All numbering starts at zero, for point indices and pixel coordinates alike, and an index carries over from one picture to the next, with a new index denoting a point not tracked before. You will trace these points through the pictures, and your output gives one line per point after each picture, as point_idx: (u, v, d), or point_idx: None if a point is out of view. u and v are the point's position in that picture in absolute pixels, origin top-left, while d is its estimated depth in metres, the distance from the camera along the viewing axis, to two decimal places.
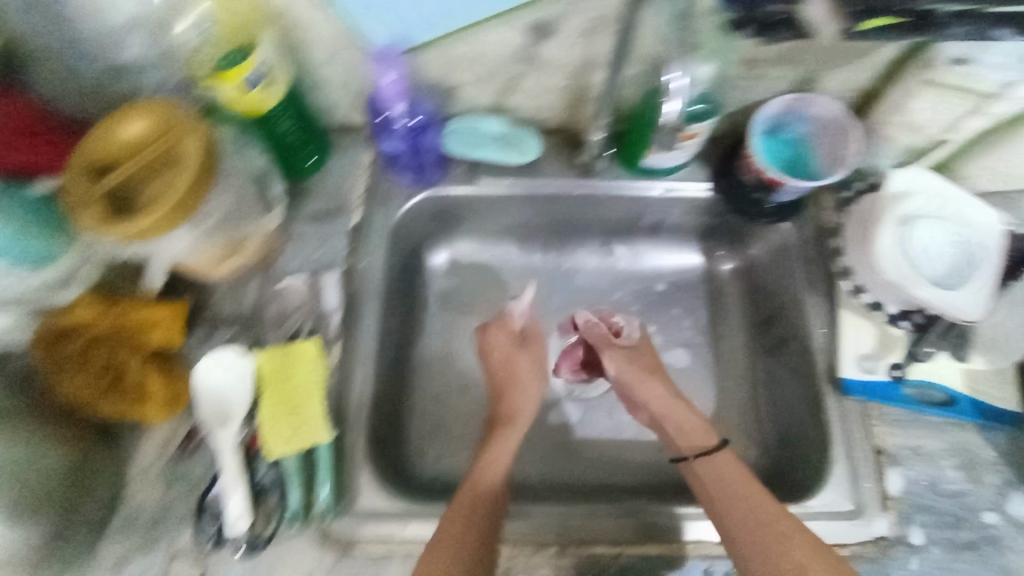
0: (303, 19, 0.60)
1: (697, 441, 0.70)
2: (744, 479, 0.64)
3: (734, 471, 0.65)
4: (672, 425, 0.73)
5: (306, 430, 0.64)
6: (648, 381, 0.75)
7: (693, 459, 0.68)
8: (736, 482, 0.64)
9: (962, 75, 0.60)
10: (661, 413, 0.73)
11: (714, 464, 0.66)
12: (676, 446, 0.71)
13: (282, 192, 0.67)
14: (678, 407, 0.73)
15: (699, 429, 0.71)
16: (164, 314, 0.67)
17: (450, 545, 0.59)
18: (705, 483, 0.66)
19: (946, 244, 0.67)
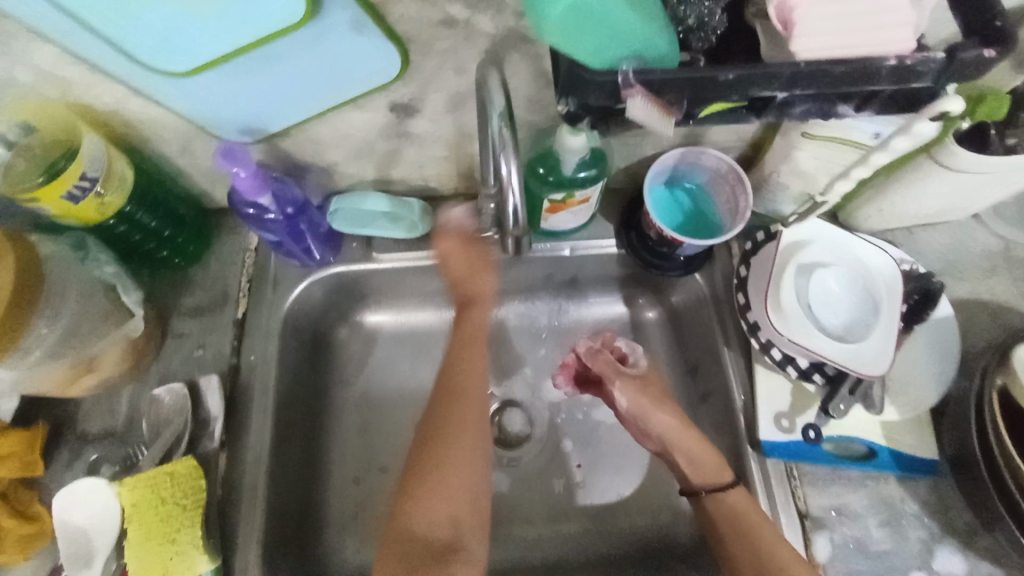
0: (143, 115, 0.57)
1: (704, 476, 0.65)
2: (754, 513, 0.61)
3: (739, 506, 0.62)
4: (683, 457, 0.67)
5: (180, 561, 0.58)
6: (661, 413, 0.68)
7: (704, 493, 0.64)
8: (741, 518, 0.61)
9: (839, 130, 0.57)
10: (675, 444, 0.67)
11: (728, 503, 0.62)
12: (687, 478, 0.67)
13: (138, 299, 0.62)
14: (693, 437, 0.67)
15: (708, 462, 0.66)
16: (12, 443, 0.60)
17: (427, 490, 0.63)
18: (714, 521, 0.63)
19: (845, 293, 0.67)
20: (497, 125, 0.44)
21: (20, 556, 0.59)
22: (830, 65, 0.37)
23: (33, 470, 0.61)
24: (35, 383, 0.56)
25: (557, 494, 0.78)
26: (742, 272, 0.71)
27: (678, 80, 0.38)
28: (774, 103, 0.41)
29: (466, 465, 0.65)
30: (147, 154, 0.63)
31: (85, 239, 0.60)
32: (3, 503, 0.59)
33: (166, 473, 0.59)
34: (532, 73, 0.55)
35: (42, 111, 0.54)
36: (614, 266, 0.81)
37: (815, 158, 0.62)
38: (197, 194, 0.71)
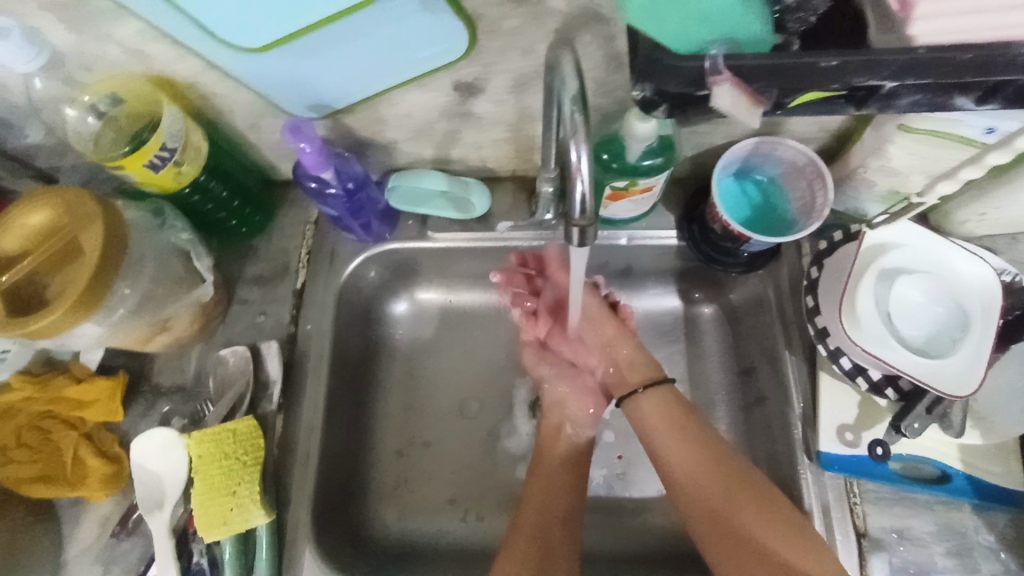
0: (219, 89, 0.59)
1: (638, 376, 0.74)
2: (676, 415, 0.69)
3: (665, 407, 0.70)
4: (622, 361, 0.76)
5: (238, 513, 0.60)
6: (603, 322, 0.77)
7: (641, 391, 0.72)
8: (667, 419, 0.69)
9: (951, 127, 0.51)
10: (614, 348, 0.76)
11: (658, 399, 0.71)
12: (625, 379, 0.75)
13: (208, 265, 0.66)
14: (630, 344, 0.75)
15: (638, 364, 0.75)
16: (99, 391, 0.66)
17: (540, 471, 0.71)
18: (647, 413, 0.71)
19: (930, 303, 0.61)
20: (569, 109, 0.42)
21: (101, 493, 0.64)
22: (952, 53, 0.33)
23: (114, 416, 0.66)
24: (117, 337, 0.61)
25: (596, 485, 0.76)
26: (812, 274, 0.66)
27: (770, 67, 0.35)
28: (879, 93, 0.37)
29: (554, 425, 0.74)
30: (222, 127, 0.66)
31: (163, 206, 0.64)
32: (87, 445, 0.65)
33: (228, 430, 0.63)
34: (603, 54, 0.53)
35: (126, 83, 0.57)
36: (671, 259, 0.77)
37: (911, 155, 0.56)
38: (265, 167, 0.74)
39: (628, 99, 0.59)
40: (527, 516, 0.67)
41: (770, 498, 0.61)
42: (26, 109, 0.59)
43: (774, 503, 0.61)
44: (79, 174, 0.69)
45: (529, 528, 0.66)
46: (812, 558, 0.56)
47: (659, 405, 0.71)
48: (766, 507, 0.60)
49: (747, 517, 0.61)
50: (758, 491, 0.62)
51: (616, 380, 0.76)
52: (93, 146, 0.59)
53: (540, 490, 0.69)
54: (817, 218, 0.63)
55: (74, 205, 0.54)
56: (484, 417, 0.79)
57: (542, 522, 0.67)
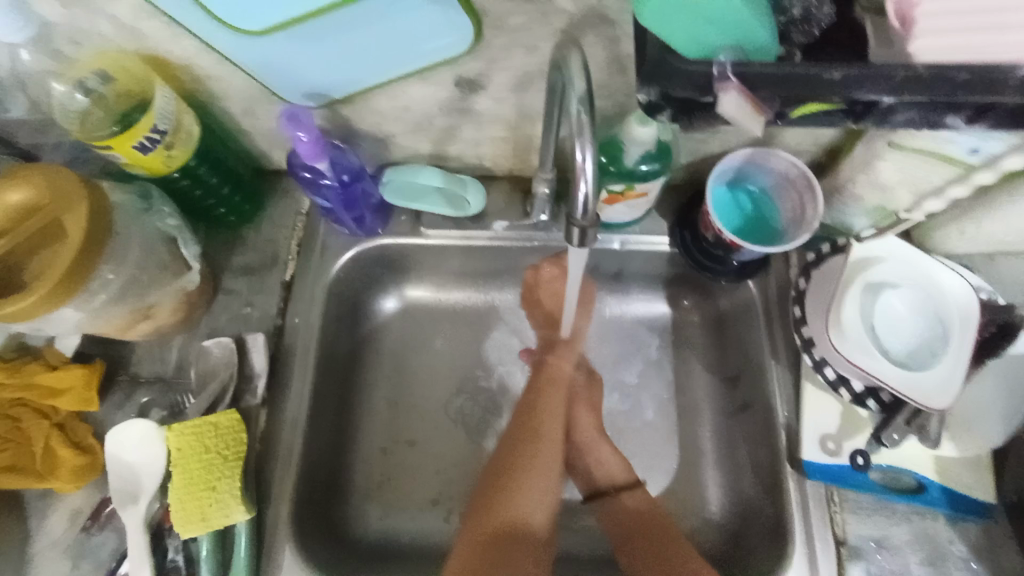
0: (214, 73, 0.57)
1: (611, 479, 0.73)
2: (660, 523, 0.69)
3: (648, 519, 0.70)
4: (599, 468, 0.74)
5: (217, 509, 0.58)
6: (581, 407, 0.76)
7: (615, 493, 0.73)
8: (649, 525, 0.69)
9: (938, 146, 0.53)
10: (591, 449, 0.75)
11: (636, 499, 0.71)
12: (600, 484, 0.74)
13: (196, 253, 0.65)
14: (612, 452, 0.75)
15: (617, 464, 0.74)
16: (74, 379, 0.64)
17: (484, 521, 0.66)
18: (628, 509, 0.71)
19: (912, 317, 0.63)
20: (576, 108, 0.42)
21: (72, 485, 0.61)
22: (948, 70, 0.34)
23: (88, 406, 0.63)
24: (97, 323, 0.59)
25: (580, 489, 0.76)
26: (800, 285, 0.67)
27: (777, 75, 0.36)
28: (877, 108, 0.37)
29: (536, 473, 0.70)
30: (215, 113, 0.64)
31: (151, 190, 0.63)
32: (59, 435, 0.63)
33: (209, 423, 0.61)
34: (606, 58, 0.54)
35: (117, 61, 0.55)
36: (663, 264, 0.78)
37: (898, 171, 0.57)
38: (256, 155, 0.73)
39: (628, 104, 0.60)
40: (470, 548, 0.63)
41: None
42: (10, 82, 0.57)
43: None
44: (62, 153, 0.67)
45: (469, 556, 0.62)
46: None
47: (640, 503, 0.71)
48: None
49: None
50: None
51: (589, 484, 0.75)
52: (79, 122, 0.58)
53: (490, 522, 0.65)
54: (806, 230, 0.65)
55: (58, 184, 0.52)
56: (471, 416, 0.79)
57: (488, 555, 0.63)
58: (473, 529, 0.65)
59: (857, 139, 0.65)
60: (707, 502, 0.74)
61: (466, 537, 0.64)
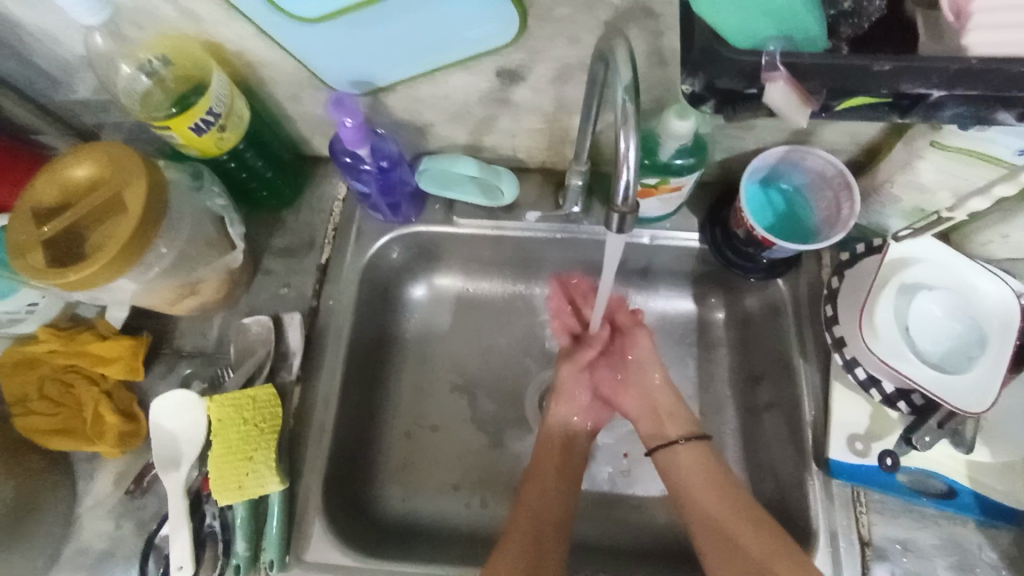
0: (266, 58, 0.60)
1: (678, 426, 0.71)
2: (715, 469, 0.66)
3: (704, 458, 0.67)
4: (660, 411, 0.72)
5: (253, 478, 0.60)
6: (653, 367, 0.74)
7: (680, 442, 0.69)
8: (704, 472, 0.66)
9: (982, 143, 0.52)
10: (655, 401, 0.73)
11: (696, 452, 0.68)
12: (664, 430, 0.71)
13: (241, 233, 0.68)
14: (675, 400, 0.72)
15: (677, 415, 0.72)
16: (122, 348, 0.67)
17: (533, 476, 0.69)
18: (682, 467, 0.68)
19: (947, 320, 0.62)
20: (621, 97, 0.43)
21: (116, 450, 0.64)
22: (1003, 64, 0.34)
23: (134, 374, 0.67)
24: (148, 294, 0.62)
25: (600, 480, 0.77)
26: (833, 283, 0.67)
27: (824, 67, 0.36)
28: (924, 102, 0.38)
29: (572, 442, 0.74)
30: (263, 98, 0.67)
31: (202, 169, 0.65)
32: (107, 400, 0.66)
33: (248, 396, 0.63)
34: (647, 51, 0.55)
35: (178, 46, 0.58)
36: (692, 261, 0.78)
37: (939, 171, 0.57)
38: (298, 141, 0.75)
39: (665, 98, 0.60)
40: (526, 506, 0.66)
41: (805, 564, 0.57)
42: (78, 64, 0.60)
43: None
44: (120, 132, 0.71)
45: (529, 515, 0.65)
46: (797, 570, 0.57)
47: (695, 457, 0.68)
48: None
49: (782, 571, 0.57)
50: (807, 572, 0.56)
51: (653, 431, 0.72)
52: (141, 104, 0.60)
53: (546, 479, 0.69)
54: (840, 228, 0.64)
55: (120, 161, 0.55)
56: (494, 405, 0.80)
57: (539, 510, 0.66)
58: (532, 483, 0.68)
59: (897, 139, 0.64)
60: None
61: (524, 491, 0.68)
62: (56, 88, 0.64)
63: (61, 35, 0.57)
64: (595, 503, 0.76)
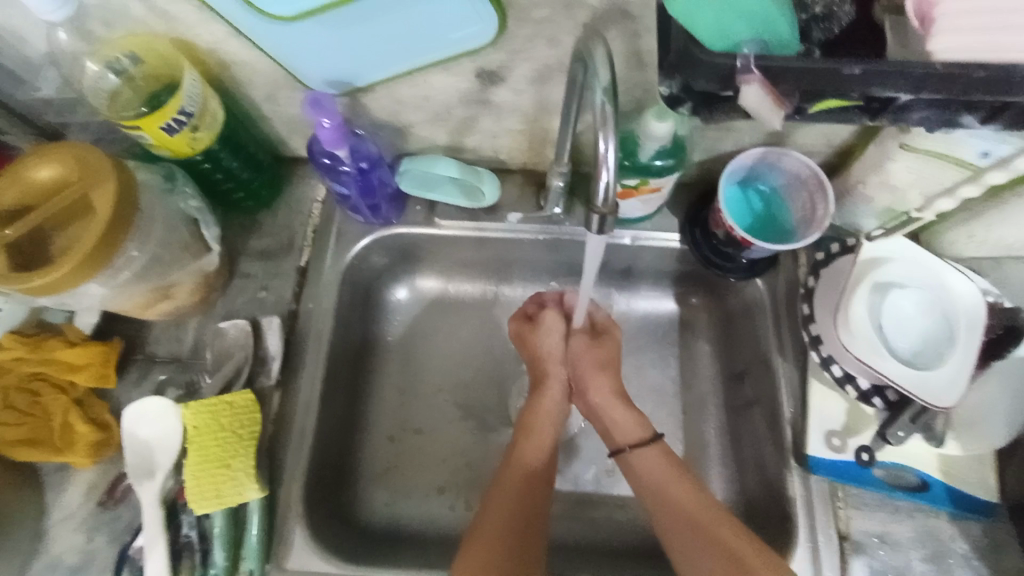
0: (241, 57, 0.59)
1: (625, 434, 0.69)
2: (674, 474, 0.64)
3: (663, 464, 0.66)
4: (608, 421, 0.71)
5: (231, 486, 0.59)
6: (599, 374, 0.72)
7: (629, 450, 0.68)
8: (665, 475, 0.64)
9: (949, 145, 0.54)
10: (601, 407, 0.71)
11: (648, 456, 0.66)
12: (613, 437, 0.70)
13: (216, 235, 0.66)
14: (622, 410, 0.70)
15: (628, 420, 0.70)
16: (92, 356, 0.65)
17: (500, 492, 0.64)
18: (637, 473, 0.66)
19: (917, 318, 0.64)
20: (600, 99, 0.43)
21: (89, 460, 0.62)
22: (968, 69, 0.35)
23: (107, 382, 0.65)
24: (118, 299, 0.61)
25: (584, 481, 0.77)
26: (809, 282, 0.69)
27: (798, 70, 0.36)
28: (892, 105, 0.39)
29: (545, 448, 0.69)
30: (238, 97, 0.65)
31: (175, 171, 0.64)
32: (77, 410, 0.63)
33: (225, 402, 0.62)
34: (627, 53, 0.55)
35: (147, 43, 0.57)
36: (673, 261, 0.79)
37: (910, 171, 0.58)
38: (276, 141, 0.74)
39: (644, 99, 0.61)
40: (493, 522, 0.61)
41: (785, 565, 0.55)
42: (44, 62, 0.58)
43: None
44: (89, 132, 0.69)
45: (497, 530, 0.61)
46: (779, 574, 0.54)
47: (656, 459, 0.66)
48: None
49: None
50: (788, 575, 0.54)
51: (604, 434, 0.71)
52: (110, 103, 0.59)
53: (511, 499, 0.63)
54: (816, 229, 0.66)
55: (87, 161, 0.53)
56: (477, 407, 0.79)
57: (511, 528, 0.61)
58: (495, 502, 0.63)
59: (869, 141, 0.65)
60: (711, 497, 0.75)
61: (485, 512, 0.63)
62: (21, 87, 0.61)
63: (25, 32, 0.55)
64: (579, 503, 0.76)
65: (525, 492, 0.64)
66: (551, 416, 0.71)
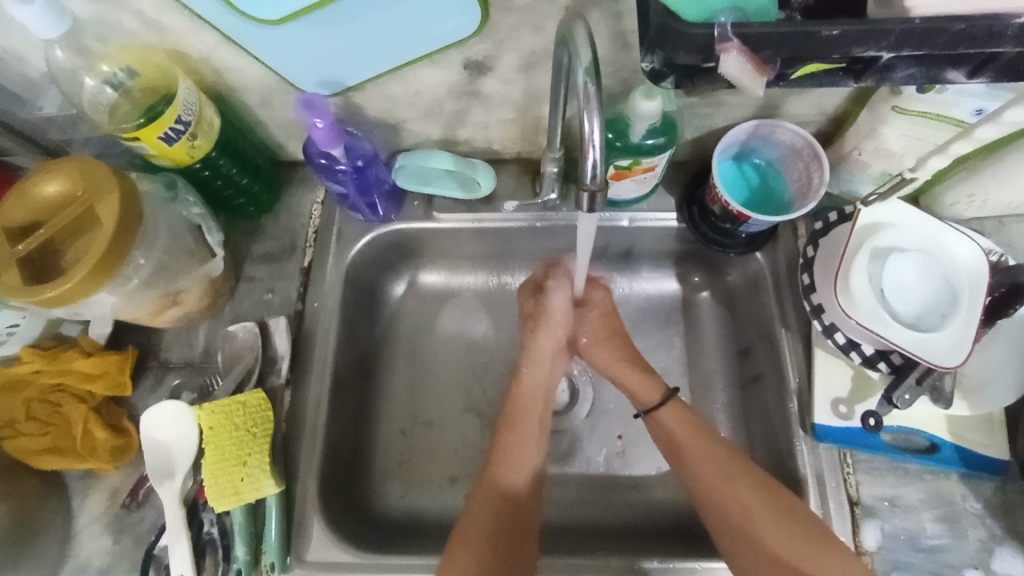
0: (233, 64, 0.60)
1: (647, 396, 0.69)
2: (692, 430, 0.65)
3: (678, 419, 0.67)
4: (627, 386, 0.72)
5: (248, 483, 0.61)
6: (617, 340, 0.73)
7: (644, 416, 0.69)
8: (683, 434, 0.65)
9: (940, 102, 0.54)
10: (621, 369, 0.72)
11: (666, 418, 0.67)
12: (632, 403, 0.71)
13: (220, 240, 0.68)
14: (637, 374, 0.71)
15: (648, 378, 0.70)
16: (108, 364, 0.67)
17: (497, 465, 0.65)
18: (664, 435, 0.67)
19: (918, 282, 0.63)
20: (583, 79, 0.43)
21: (109, 465, 0.64)
22: (948, 22, 0.35)
23: (122, 389, 0.67)
24: (128, 307, 0.62)
25: (595, 463, 0.78)
26: (808, 253, 0.68)
27: (775, 36, 0.37)
28: (876, 65, 0.39)
29: (532, 424, 0.68)
30: (231, 103, 0.66)
31: (176, 180, 0.65)
32: (96, 418, 0.65)
33: (238, 402, 0.63)
34: (610, 34, 0.55)
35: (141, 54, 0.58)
36: (672, 241, 0.79)
37: (903, 134, 0.58)
38: (273, 146, 0.75)
39: (632, 80, 0.61)
40: (485, 497, 0.63)
41: (799, 513, 0.58)
42: (44, 80, 0.60)
43: (808, 532, 0.56)
44: (91, 147, 0.70)
45: (487, 505, 0.62)
46: (796, 535, 0.56)
47: (675, 421, 0.67)
48: (803, 537, 0.56)
49: (776, 540, 0.57)
50: (798, 523, 0.57)
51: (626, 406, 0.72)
52: (109, 116, 0.60)
53: (498, 475, 0.64)
54: (812, 199, 0.65)
55: (90, 174, 0.55)
56: (484, 393, 0.81)
57: (503, 504, 0.62)
58: (486, 481, 0.64)
59: (861, 108, 0.65)
60: None
61: (477, 492, 0.63)
62: (23, 106, 0.63)
63: (23, 51, 0.56)
64: (591, 485, 0.77)
65: (522, 466, 0.65)
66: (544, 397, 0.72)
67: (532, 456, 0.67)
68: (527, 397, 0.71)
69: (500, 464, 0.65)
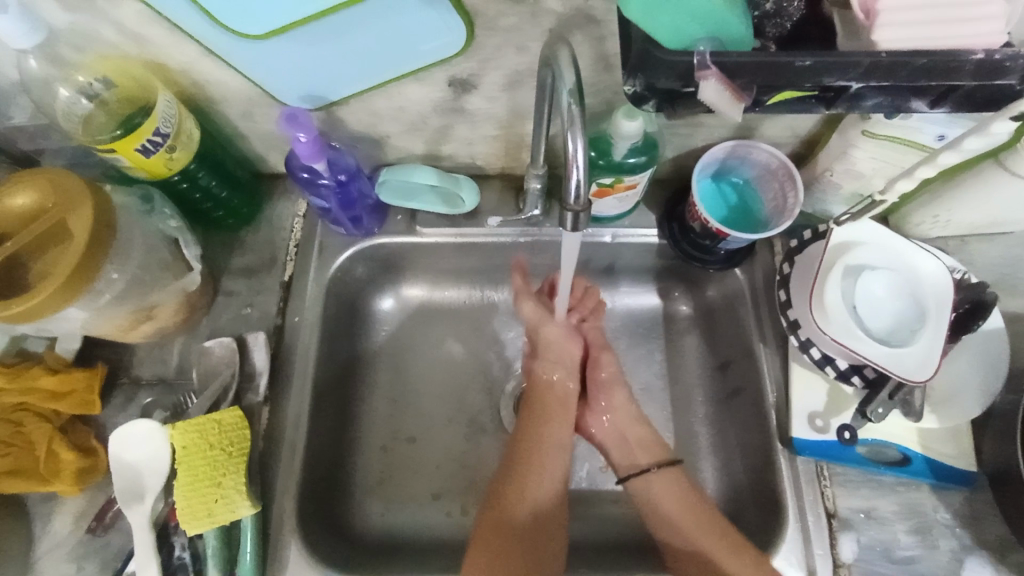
0: (214, 77, 0.59)
1: (650, 455, 0.70)
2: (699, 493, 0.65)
3: (680, 485, 0.67)
4: (631, 436, 0.71)
5: (223, 504, 0.59)
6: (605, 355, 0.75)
7: (653, 470, 0.69)
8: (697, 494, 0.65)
9: (905, 126, 0.57)
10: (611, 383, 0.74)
11: (666, 481, 0.67)
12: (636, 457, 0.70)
13: (197, 254, 0.66)
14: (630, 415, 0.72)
15: (649, 441, 0.71)
16: (75, 382, 0.64)
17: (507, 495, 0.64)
18: (656, 494, 0.67)
19: (889, 297, 0.66)
20: (567, 100, 0.44)
21: (73, 488, 0.62)
22: (912, 57, 0.37)
23: (90, 407, 0.64)
24: (99, 322, 0.60)
25: (578, 479, 0.78)
26: (784, 269, 0.70)
27: (750, 64, 0.38)
28: (846, 94, 0.41)
29: (550, 450, 0.67)
30: (212, 115, 0.66)
31: (153, 193, 0.64)
32: (61, 437, 0.62)
33: (213, 420, 0.61)
34: (593, 56, 0.57)
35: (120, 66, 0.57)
36: (653, 256, 0.80)
37: (872, 156, 0.61)
38: (254, 158, 0.74)
39: (614, 100, 0.62)
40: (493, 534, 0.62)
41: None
42: (16, 89, 0.59)
43: None
44: (63, 157, 0.68)
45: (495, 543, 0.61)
46: None
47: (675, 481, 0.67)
48: None
49: None
50: None
51: (616, 434, 0.72)
52: (85, 128, 0.59)
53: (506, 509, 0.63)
54: (787, 217, 0.67)
55: (61, 184, 0.53)
56: (468, 409, 0.80)
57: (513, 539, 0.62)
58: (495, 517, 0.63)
59: (833, 130, 0.68)
60: (704, 486, 0.76)
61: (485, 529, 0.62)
62: None
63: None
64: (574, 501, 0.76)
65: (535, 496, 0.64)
66: (560, 402, 0.72)
67: (548, 484, 0.66)
68: (546, 411, 0.70)
69: (512, 495, 0.64)
